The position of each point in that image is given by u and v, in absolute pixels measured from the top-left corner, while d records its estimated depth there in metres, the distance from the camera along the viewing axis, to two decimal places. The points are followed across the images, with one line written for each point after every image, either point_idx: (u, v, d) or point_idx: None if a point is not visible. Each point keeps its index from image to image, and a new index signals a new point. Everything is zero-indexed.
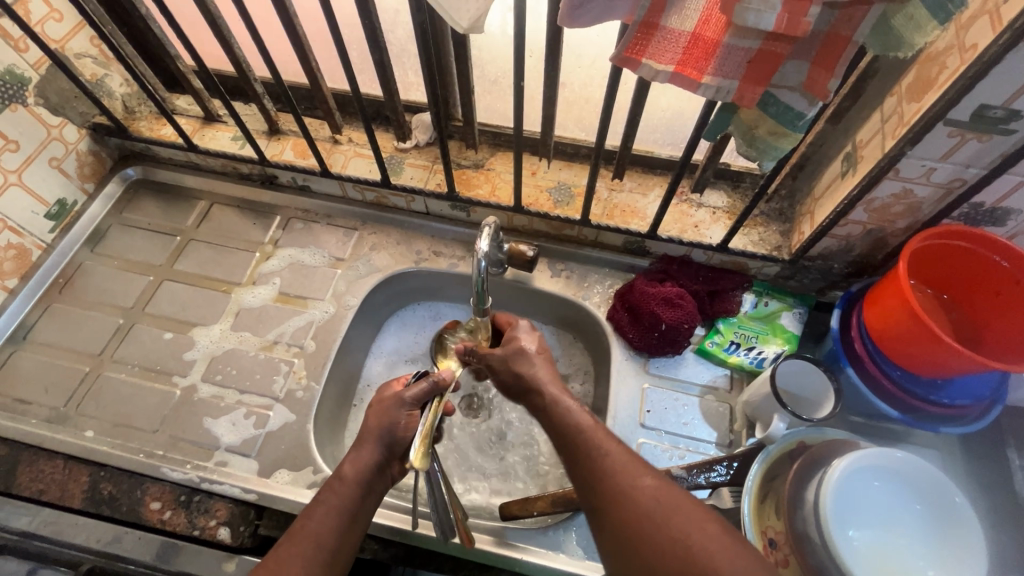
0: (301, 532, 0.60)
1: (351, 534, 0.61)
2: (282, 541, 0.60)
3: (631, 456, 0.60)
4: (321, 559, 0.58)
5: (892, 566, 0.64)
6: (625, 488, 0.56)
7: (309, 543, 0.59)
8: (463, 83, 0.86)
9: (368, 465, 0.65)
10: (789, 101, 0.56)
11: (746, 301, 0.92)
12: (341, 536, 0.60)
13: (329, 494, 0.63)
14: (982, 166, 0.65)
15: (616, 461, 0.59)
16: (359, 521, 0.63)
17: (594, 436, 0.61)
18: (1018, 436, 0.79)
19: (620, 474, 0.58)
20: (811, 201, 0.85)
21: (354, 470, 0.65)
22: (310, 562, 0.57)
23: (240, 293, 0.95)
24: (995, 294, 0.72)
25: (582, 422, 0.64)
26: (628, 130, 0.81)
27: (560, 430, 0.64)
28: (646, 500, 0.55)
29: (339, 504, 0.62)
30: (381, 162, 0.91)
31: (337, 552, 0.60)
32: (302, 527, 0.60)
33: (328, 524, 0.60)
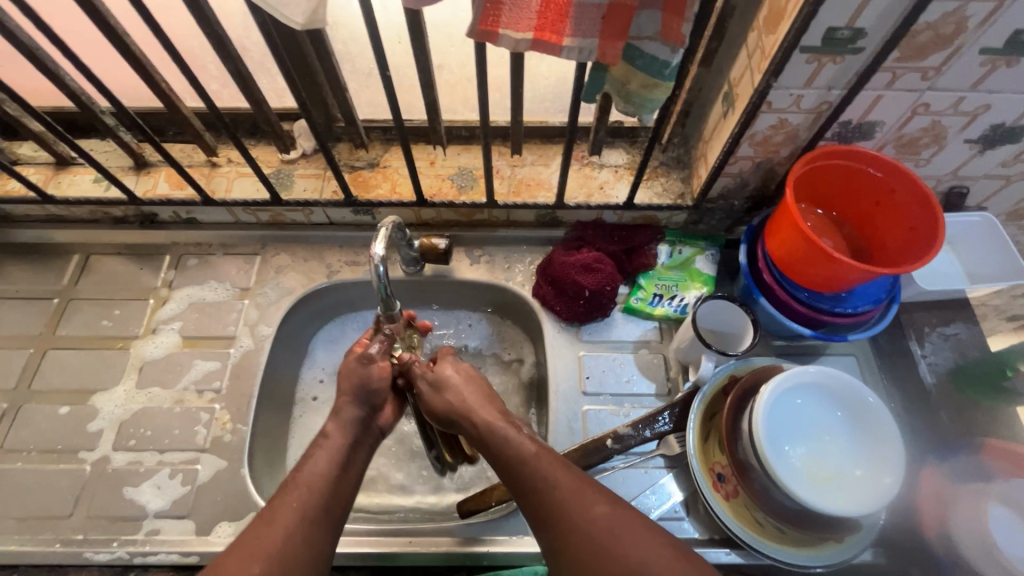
0: (297, 478, 0.61)
1: (342, 481, 0.63)
2: (279, 490, 0.61)
3: (582, 483, 0.60)
4: (318, 500, 0.60)
5: (826, 475, 0.68)
6: (575, 518, 0.57)
7: (306, 488, 0.60)
8: (335, 82, 0.81)
9: (349, 421, 0.67)
10: (653, 52, 0.56)
11: (661, 252, 0.93)
12: (333, 482, 0.62)
13: (318, 449, 0.65)
14: (842, 86, 0.68)
15: (566, 492, 0.59)
16: (350, 472, 0.65)
17: (540, 468, 0.61)
18: (917, 328, 0.85)
19: (574, 506, 0.58)
20: (702, 144, 0.87)
21: (337, 426, 0.66)
22: (305, 509, 0.59)
23: (139, 345, 0.87)
24: (875, 202, 0.77)
25: (523, 452, 0.62)
26: (515, 104, 0.79)
27: (502, 459, 0.63)
28: (600, 530, 0.56)
29: (331, 451, 0.64)
30: (264, 178, 0.85)
31: (331, 498, 0.61)
32: (299, 473, 0.62)
33: (323, 470, 0.62)
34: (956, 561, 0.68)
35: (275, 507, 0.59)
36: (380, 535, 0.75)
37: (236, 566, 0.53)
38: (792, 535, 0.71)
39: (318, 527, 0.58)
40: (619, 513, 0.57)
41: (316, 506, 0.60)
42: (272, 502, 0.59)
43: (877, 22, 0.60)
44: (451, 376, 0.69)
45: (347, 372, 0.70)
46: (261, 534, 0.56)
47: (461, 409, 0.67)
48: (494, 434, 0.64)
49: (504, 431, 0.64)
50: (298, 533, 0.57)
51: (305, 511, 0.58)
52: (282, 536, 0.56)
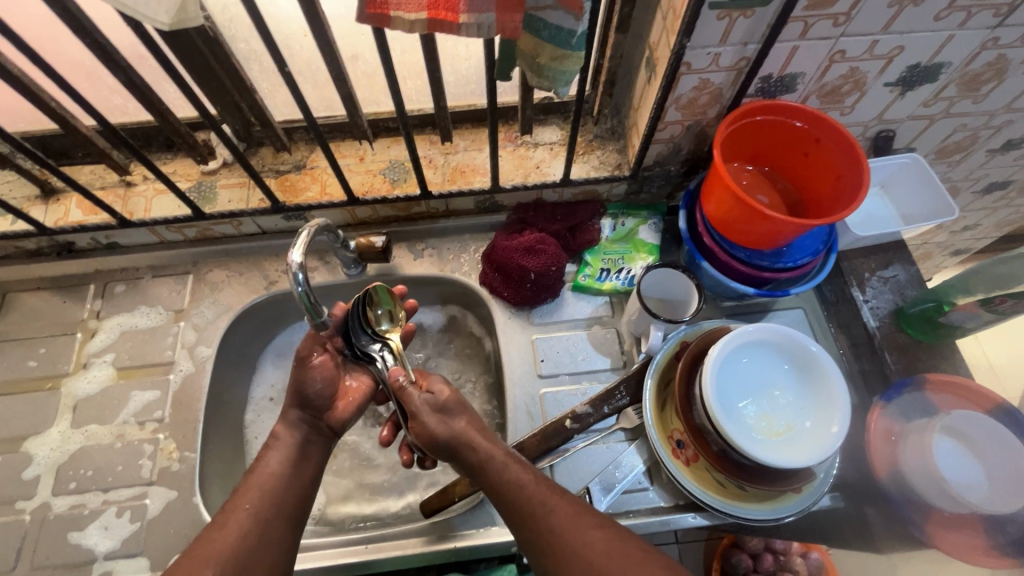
0: (249, 481, 0.61)
1: (296, 480, 0.63)
2: (233, 495, 0.60)
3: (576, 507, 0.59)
4: (270, 501, 0.60)
5: (777, 429, 0.69)
6: (570, 543, 0.56)
7: (257, 489, 0.60)
8: (242, 84, 0.76)
9: (297, 419, 0.67)
10: (557, 21, 0.54)
11: (605, 226, 0.92)
12: (286, 482, 0.62)
13: (270, 451, 0.64)
14: (757, 40, 0.67)
15: (561, 517, 0.58)
16: (304, 468, 0.65)
17: (537, 496, 0.60)
18: (858, 274, 0.86)
19: (569, 531, 0.57)
20: (632, 112, 0.85)
21: (286, 427, 0.66)
22: (257, 509, 0.58)
23: (71, 383, 0.83)
24: (803, 154, 0.77)
25: (520, 479, 0.61)
26: (435, 89, 0.76)
27: (495, 490, 0.62)
28: (595, 556, 0.55)
29: (282, 454, 0.64)
30: (181, 193, 0.80)
31: (285, 496, 0.61)
32: (252, 476, 0.62)
33: (274, 470, 0.62)
34: (907, 496, 0.71)
35: (228, 510, 0.59)
36: (346, 545, 0.73)
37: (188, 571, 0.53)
38: (751, 492, 0.72)
39: (274, 526, 0.58)
40: (616, 539, 0.57)
41: (270, 506, 0.59)
42: (227, 506, 0.59)
43: None
44: (450, 397, 0.66)
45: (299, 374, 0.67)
46: (215, 539, 0.56)
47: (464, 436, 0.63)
48: (492, 463, 0.62)
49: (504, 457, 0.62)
50: (251, 532, 0.57)
51: (257, 511, 0.58)
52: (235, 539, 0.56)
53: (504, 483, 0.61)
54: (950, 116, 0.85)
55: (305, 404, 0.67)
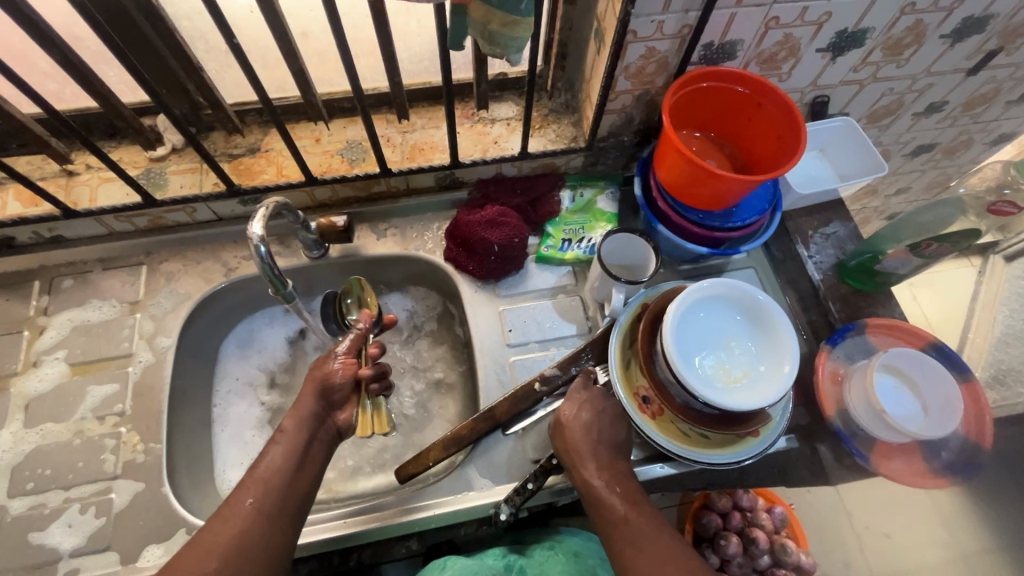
0: (253, 475, 0.61)
1: (300, 475, 0.63)
2: (235, 488, 0.60)
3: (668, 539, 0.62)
4: (275, 498, 0.60)
5: (733, 376, 0.73)
6: (627, 535, 0.63)
7: (262, 485, 0.60)
8: (189, 64, 0.75)
9: (306, 416, 0.67)
10: None
11: (564, 198, 0.94)
12: (290, 478, 0.62)
13: (274, 444, 0.64)
14: (697, 7, 0.70)
15: (619, 513, 0.65)
16: (309, 464, 0.65)
17: (628, 519, 0.64)
18: (802, 232, 0.92)
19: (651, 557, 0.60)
20: (585, 84, 0.88)
21: (294, 422, 0.66)
22: (261, 506, 0.59)
23: (21, 382, 0.79)
24: (746, 118, 0.81)
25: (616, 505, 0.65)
26: (390, 65, 0.77)
27: (602, 521, 0.65)
28: (642, 544, 0.62)
29: (288, 448, 0.64)
30: (130, 178, 0.78)
31: (288, 491, 0.61)
32: (256, 471, 0.62)
33: (279, 465, 0.62)
34: (853, 430, 0.76)
35: (230, 504, 0.59)
36: (326, 522, 0.73)
37: (191, 561, 0.54)
38: (714, 437, 0.76)
39: (277, 520, 0.59)
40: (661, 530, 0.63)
41: (274, 502, 0.60)
42: (230, 498, 0.59)
43: None
44: (569, 417, 0.72)
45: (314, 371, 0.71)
46: (216, 532, 0.56)
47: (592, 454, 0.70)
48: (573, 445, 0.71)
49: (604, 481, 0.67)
50: (253, 528, 0.57)
51: (260, 506, 0.59)
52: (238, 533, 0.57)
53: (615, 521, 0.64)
54: (877, 81, 0.91)
55: (321, 396, 0.69)
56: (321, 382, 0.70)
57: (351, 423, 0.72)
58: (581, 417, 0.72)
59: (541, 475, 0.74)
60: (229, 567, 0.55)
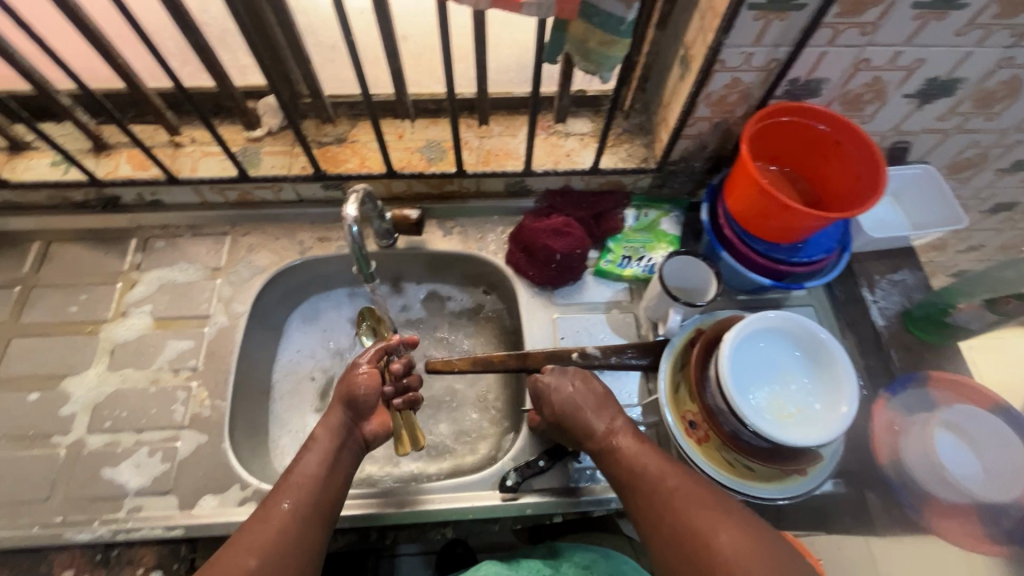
0: (289, 480, 0.64)
1: (333, 481, 0.65)
2: (272, 492, 0.63)
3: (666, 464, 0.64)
4: (308, 502, 0.62)
5: (787, 411, 0.73)
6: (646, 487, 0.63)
7: (298, 489, 0.63)
8: (300, 55, 0.81)
9: (337, 426, 0.70)
10: (609, 8, 0.59)
11: (628, 216, 0.96)
12: (324, 482, 0.65)
13: (307, 451, 0.67)
14: (789, 43, 0.72)
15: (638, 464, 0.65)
16: (340, 468, 0.67)
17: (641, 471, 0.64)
18: (868, 275, 0.90)
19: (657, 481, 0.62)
20: (662, 108, 0.90)
21: (326, 430, 0.69)
22: (298, 509, 0.61)
23: (110, 329, 0.85)
24: (824, 156, 0.81)
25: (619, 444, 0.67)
26: (480, 72, 0.81)
27: (617, 474, 0.66)
28: (666, 497, 0.61)
29: (321, 456, 0.67)
30: (232, 155, 0.85)
31: (323, 496, 0.64)
32: (291, 475, 0.64)
33: (314, 471, 0.65)
34: (906, 483, 0.75)
35: (267, 505, 0.61)
36: (378, 498, 0.75)
37: (232, 560, 0.56)
38: (760, 471, 0.75)
39: (311, 524, 0.61)
40: (690, 484, 0.62)
41: (309, 505, 0.62)
42: (268, 501, 0.62)
43: None
44: (550, 384, 0.72)
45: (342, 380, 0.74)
46: (256, 532, 0.58)
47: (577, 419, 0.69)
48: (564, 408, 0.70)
49: (601, 426, 0.68)
50: (291, 529, 0.59)
51: (297, 509, 0.61)
52: (276, 532, 0.59)
53: (619, 462, 0.66)
54: (963, 132, 0.90)
55: (349, 406, 0.72)
56: (347, 394, 0.72)
57: (377, 434, 0.74)
58: (559, 388, 0.71)
59: (555, 457, 0.77)
60: (268, 564, 0.56)
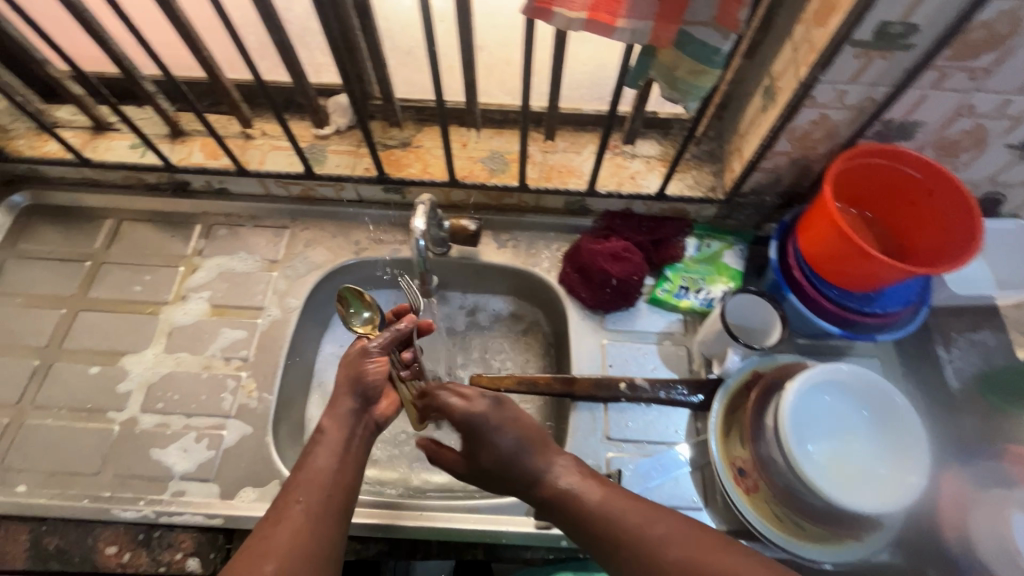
0: (299, 478, 0.63)
1: (344, 473, 0.65)
2: (283, 492, 0.63)
3: (653, 518, 0.60)
4: (318, 498, 0.62)
5: (849, 472, 0.68)
6: (618, 526, 0.60)
7: (310, 485, 0.63)
8: (376, 58, 0.81)
9: (344, 414, 0.69)
10: (704, 37, 0.56)
11: (689, 245, 0.93)
12: (336, 473, 0.64)
13: (317, 446, 0.67)
14: (889, 83, 0.67)
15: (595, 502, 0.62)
16: (349, 465, 0.66)
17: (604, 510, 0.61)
18: (945, 332, 0.84)
19: (648, 540, 0.58)
20: (737, 138, 0.86)
21: (333, 421, 0.69)
22: (309, 505, 0.61)
23: (169, 311, 0.88)
24: (911, 203, 0.76)
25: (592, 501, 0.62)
26: (554, 88, 0.79)
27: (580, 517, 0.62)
28: (640, 532, 0.59)
29: (329, 449, 0.67)
30: (300, 151, 0.86)
31: (334, 490, 0.63)
32: (301, 473, 0.64)
33: (322, 464, 0.65)
34: (974, 563, 0.69)
35: (281, 506, 0.61)
36: (410, 510, 0.74)
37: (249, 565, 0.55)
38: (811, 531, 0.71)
39: (325, 518, 0.60)
40: (658, 515, 0.60)
41: (321, 498, 0.62)
42: (279, 503, 0.61)
43: (931, 19, 0.60)
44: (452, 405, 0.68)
45: (346, 362, 0.73)
46: (267, 540, 0.58)
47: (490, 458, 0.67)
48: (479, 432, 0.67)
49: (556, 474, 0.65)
50: (305, 526, 0.59)
51: (309, 505, 0.61)
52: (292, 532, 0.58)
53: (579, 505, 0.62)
54: None
55: (357, 391, 0.71)
56: (353, 376, 0.72)
57: (388, 415, 0.75)
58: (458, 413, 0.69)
59: None
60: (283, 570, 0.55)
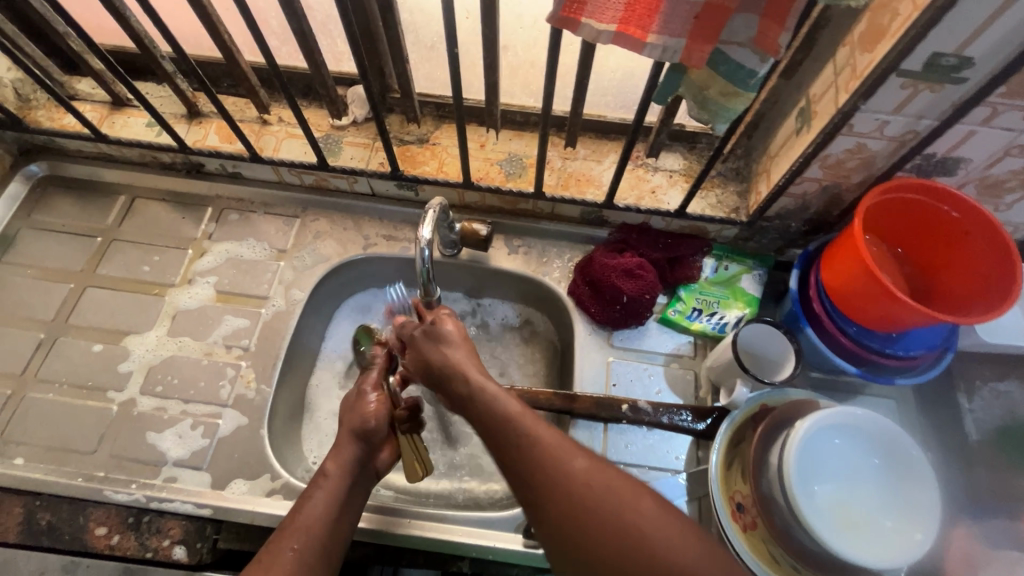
0: (295, 523, 0.60)
1: (340, 524, 0.62)
2: (276, 535, 0.60)
3: (564, 438, 0.55)
4: (311, 551, 0.58)
5: (854, 520, 0.66)
6: (553, 476, 0.52)
7: (303, 534, 0.59)
8: (397, 52, 0.79)
9: (349, 462, 0.66)
10: (740, 58, 0.53)
11: (706, 266, 0.89)
12: (333, 524, 0.61)
13: (316, 489, 0.64)
14: (935, 116, 0.63)
15: (546, 445, 0.54)
16: (345, 517, 0.63)
17: (543, 460, 0.53)
18: (969, 380, 0.80)
19: (551, 458, 0.53)
20: (766, 159, 0.82)
21: (336, 465, 0.66)
22: (301, 557, 0.57)
23: (175, 294, 0.87)
24: (945, 243, 0.72)
25: (509, 410, 0.58)
26: (578, 95, 0.76)
27: (516, 459, 0.54)
28: (578, 487, 0.51)
29: (328, 495, 0.63)
30: (314, 143, 0.84)
31: (328, 541, 0.60)
32: (297, 518, 0.61)
33: (318, 516, 0.61)
34: None
35: (271, 553, 0.57)
36: (399, 517, 0.73)
37: None
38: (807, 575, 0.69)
39: (314, 575, 0.57)
40: (601, 468, 0.52)
41: (313, 552, 0.59)
42: (270, 547, 0.58)
43: (988, 53, 0.55)
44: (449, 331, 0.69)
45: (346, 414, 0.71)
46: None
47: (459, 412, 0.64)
48: (483, 397, 0.61)
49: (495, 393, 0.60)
50: None
51: (302, 557, 0.57)
52: None
53: (521, 450, 0.54)
54: None
55: (362, 442, 0.68)
56: (358, 427, 0.69)
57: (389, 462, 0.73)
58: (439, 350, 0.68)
59: None
60: None
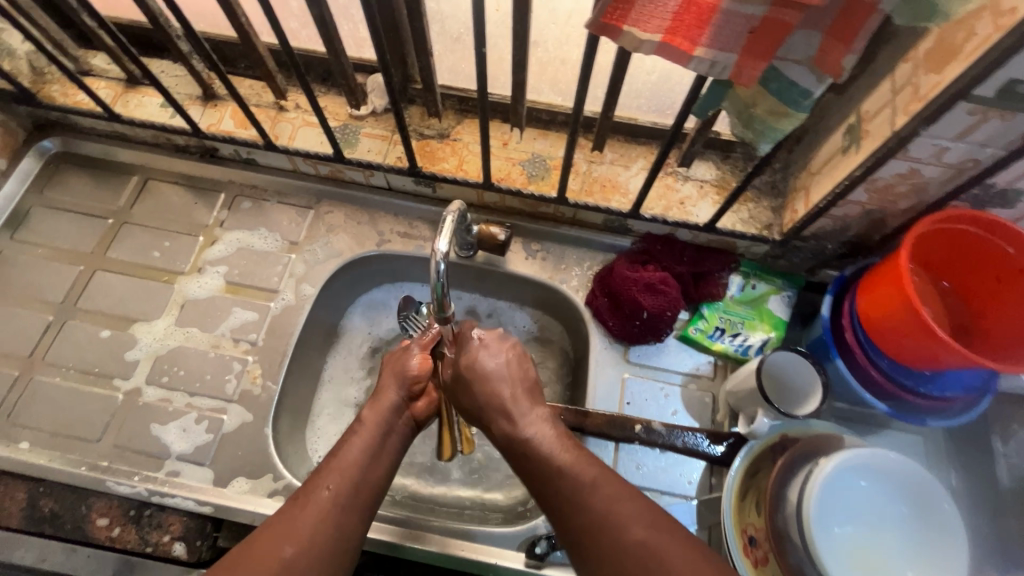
0: (331, 464, 0.60)
1: (376, 467, 0.62)
2: (313, 475, 0.60)
3: (619, 493, 0.53)
4: (347, 489, 0.58)
5: (871, 565, 0.63)
6: (608, 541, 0.50)
7: (341, 473, 0.59)
8: (420, 43, 0.75)
9: (386, 407, 0.67)
10: (795, 75, 0.49)
11: (733, 283, 0.85)
12: (368, 465, 0.61)
13: (354, 433, 0.64)
14: (1001, 147, 0.58)
15: (597, 502, 0.52)
16: (381, 460, 0.63)
17: (598, 523, 0.51)
18: (1004, 423, 0.76)
19: (605, 518, 0.51)
20: (806, 175, 0.78)
21: (372, 412, 0.66)
22: (336, 495, 0.57)
23: (184, 282, 0.86)
24: (996, 279, 0.67)
25: (554, 449, 0.57)
26: (609, 99, 0.72)
27: (567, 516, 0.53)
28: (634, 553, 0.49)
29: (365, 441, 0.63)
30: (331, 134, 0.81)
31: (364, 482, 0.60)
32: (333, 459, 0.61)
33: (355, 458, 0.61)
34: None
35: (306, 493, 0.58)
36: (401, 527, 0.72)
37: (264, 549, 0.52)
38: None
39: (350, 512, 0.57)
40: (659, 532, 0.50)
41: (350, 489, 0.59)
42: (306, 488, 0.58)
43: None
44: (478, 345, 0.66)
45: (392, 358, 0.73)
46: (293, 517, 0.55)
47: (496, 404, 0.62)
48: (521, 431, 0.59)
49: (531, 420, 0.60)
50: (329, 519, 0.55)
51: (336, 495, 0.57)
52: (315, 521, 0.55)
53: (573, 507, 0.53)
54: None
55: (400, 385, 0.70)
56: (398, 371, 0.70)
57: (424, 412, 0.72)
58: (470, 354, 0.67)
59: None
60: (302, 555, 0.52)
